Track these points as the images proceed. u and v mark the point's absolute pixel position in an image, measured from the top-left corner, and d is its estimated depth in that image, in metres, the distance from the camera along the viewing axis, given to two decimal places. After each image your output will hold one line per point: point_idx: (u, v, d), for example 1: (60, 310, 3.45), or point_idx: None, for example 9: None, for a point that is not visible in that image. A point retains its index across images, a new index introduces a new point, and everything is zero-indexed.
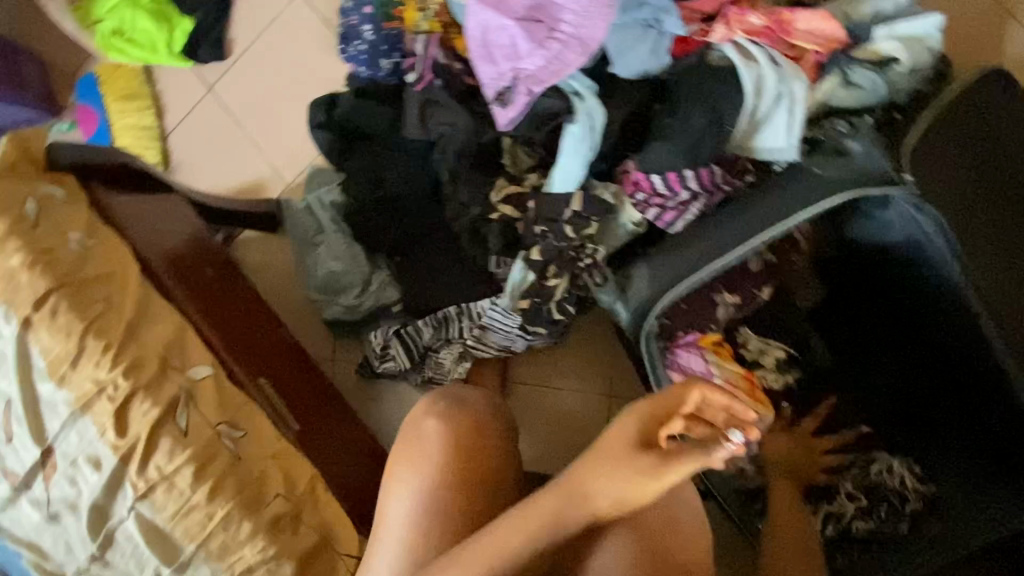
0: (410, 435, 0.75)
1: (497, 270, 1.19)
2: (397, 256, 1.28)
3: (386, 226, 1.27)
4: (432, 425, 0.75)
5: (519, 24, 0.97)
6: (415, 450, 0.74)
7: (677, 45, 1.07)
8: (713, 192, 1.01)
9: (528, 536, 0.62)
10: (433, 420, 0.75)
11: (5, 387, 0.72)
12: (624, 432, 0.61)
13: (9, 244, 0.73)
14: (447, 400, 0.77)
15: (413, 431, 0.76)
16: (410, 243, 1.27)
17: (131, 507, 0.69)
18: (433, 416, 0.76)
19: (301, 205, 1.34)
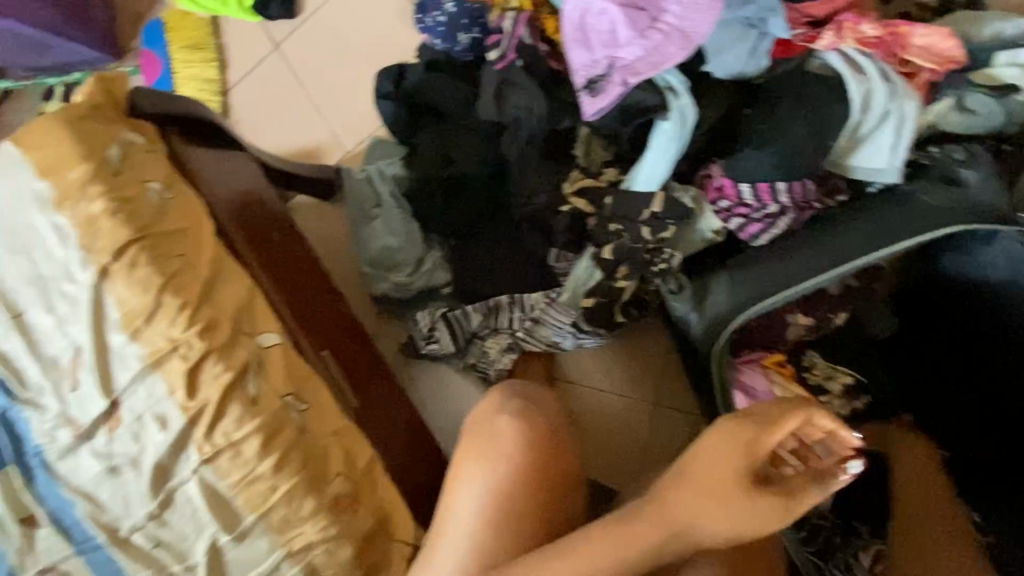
0: (483, 430, 0.74)
1: (555, 264, 1.17)
2: (453, 239, 1.26)
3: (446, 206, 1.23)
4: (506, 422, 0.73)
5: (622, 10, 0.92)
6: (488, 446, 0.73)
7: (779, 49, 1.01)
8: (804, 208, 0.95)
9: (618, 554, 0.67)
10: (506, 418, 0.74)
11: (77, 334, 0.71)
12: (730, 460, 0.69)
13: (93, 188, 0.71)
14: (520, 398, 0.76)
15: (487, 426, 0.74)
16: (469, 226, 1.24)
17: (195, 470, 0.68)
18: (505, 413, 0.74)
19: (360, 175, 1.31)
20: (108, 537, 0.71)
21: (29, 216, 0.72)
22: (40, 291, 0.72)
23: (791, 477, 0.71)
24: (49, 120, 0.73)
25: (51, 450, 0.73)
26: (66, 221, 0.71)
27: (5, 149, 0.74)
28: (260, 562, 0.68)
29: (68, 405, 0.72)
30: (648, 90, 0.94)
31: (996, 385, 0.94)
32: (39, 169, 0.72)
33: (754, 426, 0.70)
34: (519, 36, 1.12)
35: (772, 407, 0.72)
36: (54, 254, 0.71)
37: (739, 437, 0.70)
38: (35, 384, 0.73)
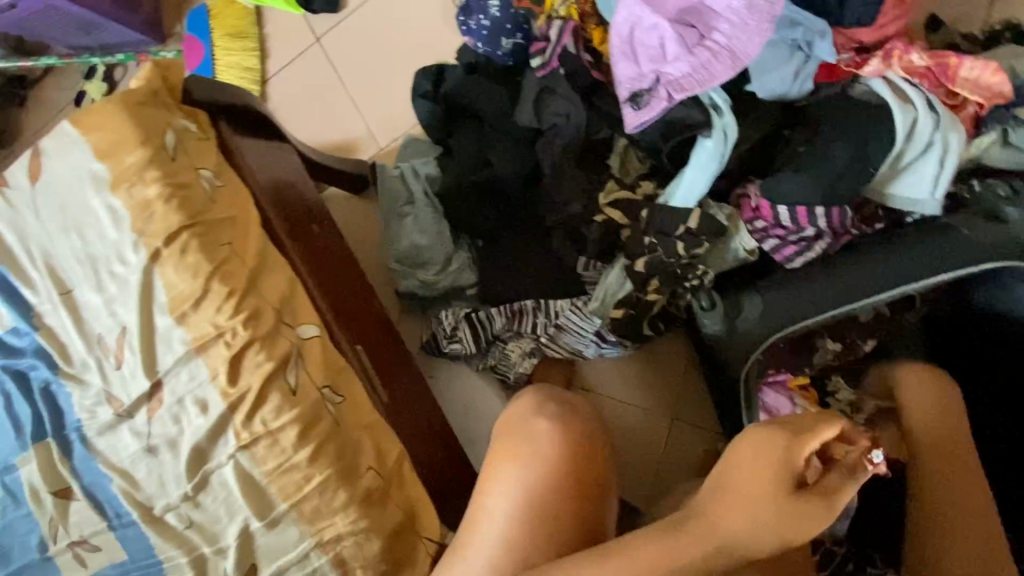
0: (520, 431, 0.75)
1: (584, 272, 1.17)
2: (481, 241, 1.27)
3: (477, 208, 1.24)
4: (544, 424, 0.75)
5: (672, 26, 0.93)
6: (524, 446, 0.74)
7: (824, 71, 1.02)
8: (840, 234, 0.96)
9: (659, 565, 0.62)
10: (545, 420, 0.76)
11: (125, 314, 0.72)
12: (762, 467, 0.68)
13: (149, 173, 0.72)
14: (558, 404, 0.79)
15: (523, 427, 0.76)
16: (498, 229, 1.25)
17: (232, 455, 0.69)
18: (542, 415, 0.76)
19: (393, 171, 1.32)
20: (141, 514, 0.72)
21: (84, 196, 0.74)
22: (90, 270, 0.74)
23: (830, 479, 0.72)
24: (107, 102, 0.74)
25: (90, 425, 0.74)
26: (121, 203, 0.72)
27: (63, 128, 0.75)
28: (289, 549, 0.69)
29: (110, 382, 0.73)
30: (692, 107, 0.95)
31: (1002, 398, 0.95)
32: (97, 151, 0.73)
33: (789, 433, 0.71)
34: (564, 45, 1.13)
35: (806, 419, 0.75)
36: (106, 234, 0.73)
37: (775, 442, 0.71)
38: (79, 361, 0.75)
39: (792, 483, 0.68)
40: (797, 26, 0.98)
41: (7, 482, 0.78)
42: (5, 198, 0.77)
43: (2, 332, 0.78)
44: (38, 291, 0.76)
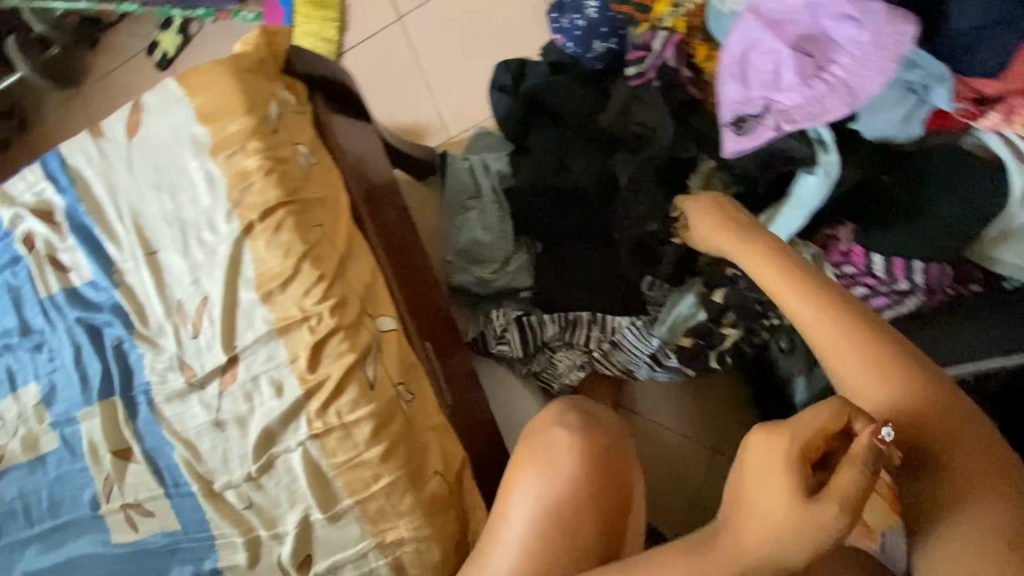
0: (539, 442, 0.71)
1: (648, 292, 1.14)
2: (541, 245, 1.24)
3: (545, 209, 1.19)
4: (561, 434, 0.69)
5: (789, 52, 0.88)
6: (544, 457, 0.69)
7: (934, 119, 0.95)
8: (935, 292, 0.94)
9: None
10: (562, 430, 0.70)
11: (209, 284, 0.71)
12: (774, 469, 0.50)
13: (251, 143, 0.70)
14: (581, 414, 0.73)
15: (542, 438, 0.70)
16: (563, 236, 1.20)
17: (302, 442, 0.68)
18: (562, 424, 0.71)
19: (463, 163, 1.30)
20: (200, 487, 0.71)
21: (181, 157, 0.72)
22: (179, 234, 0.72)
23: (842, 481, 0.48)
24: (216, 65, 0.72)
25: (159, 390, 0.73)
26: (219, 170, 0.71)
27: (167, 85, 0.73)
28: (348, 545, 0.68)
29: (185, 350, 0.72)
30: (796, 140, 0.92)
31: None
32: (201, 113, 0.72)
33: (792, 430, 0.51)
34: (663, 58, 1.10)
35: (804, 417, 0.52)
36: (200, 200, 0.71)
37: (778, 446, 0.51)
38: (156, 324, 0.73)
39: (802, 487, 0.49)
40: (916, 68, 0.89)
41: (67, 434, 0.78)
42: (99, 148, 0.76)
43: (83, 285, 0.77)
44: (122, 248, 0.74)
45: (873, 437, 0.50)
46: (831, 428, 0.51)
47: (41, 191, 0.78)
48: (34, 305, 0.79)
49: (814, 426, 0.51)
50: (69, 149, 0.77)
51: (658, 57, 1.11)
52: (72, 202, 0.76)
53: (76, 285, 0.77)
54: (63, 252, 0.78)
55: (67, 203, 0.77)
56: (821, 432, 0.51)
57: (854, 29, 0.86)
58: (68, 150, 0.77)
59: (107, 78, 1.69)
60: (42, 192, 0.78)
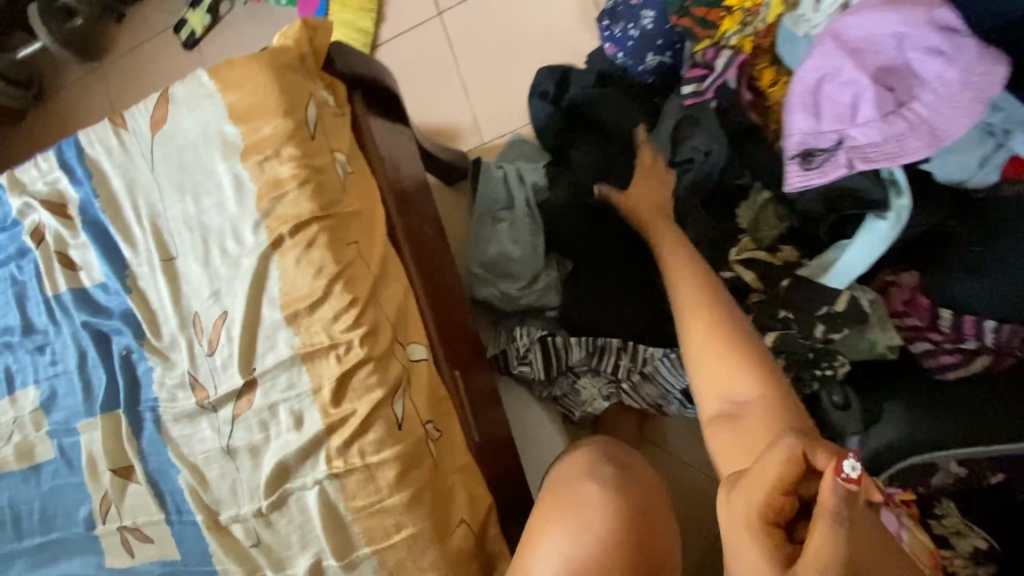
0: (567, 495, 0.65)
1: None
2: (570, 264, 1.19)
3: (578, 228, 1.13)
4: (592, 487, 0.65)
5: (870, 83, 0.80)
6: (571, 512, 0.63)
7: (1009, 165, 0.85)
8: (1008, 354, 0.84)
9: None
10: (595, 484, 0.65)
11: (230, 298, 0.65)
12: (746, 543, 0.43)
13: (285, 149, 0.64)
14: (612, 465, 0.67)
15: (570, 491, 0.65)
16: (596, 258, 1.14)
17: (320, 481, 0.62)
18: (593, 476, 0.66)
19: (498, 171, 1.22)
20: (205, 518, 0.65)
21: (209, 158, 0.66)
22: (201, 241, 0.66)
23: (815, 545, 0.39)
24: (253, 59, 0.66)
25: (167, 408, 0.67)
26: (249, 176, 0.65)
27: (198, 77, 0.67)
28: None
29: (198, 368, 0.66)
30: (868, 178, 0.86)
31: None
32: (234, 112, 0.66)
33: (756, 487, 0.45)
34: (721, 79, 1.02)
35: (761, 468, 0.45)
36: (227, 206, 0.66)
37: (737, 510, 0.45)
38: (169, 337, 0.68)
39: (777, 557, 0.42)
40: (997, 111, 0.81)
41: (65, 445, 0.72)
42: (121, 141, 0.70)
43: (92, 286, 0.71)
44: (138, 250, 0.69)
45: (835, 478, 0.39)
46: (792, 481, 0.44)
47: (55, 182, 0.72)
48: (39, 303, 0.73)
49: (766, 482, 0.44)
50: (88, 139, 0.71)
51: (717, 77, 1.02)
52: (88, 196, 0.71)
53: (86, 286, 0.71)
54: (74, 249, 0.72)
55: (82, 196, 0.71)
56: (774, 484, 0.44)
57: (942, 65, 0.78)
58: (87, 140, 0.72)
59: (131, 54, 1.64)
60: (56, 182, 0.72)
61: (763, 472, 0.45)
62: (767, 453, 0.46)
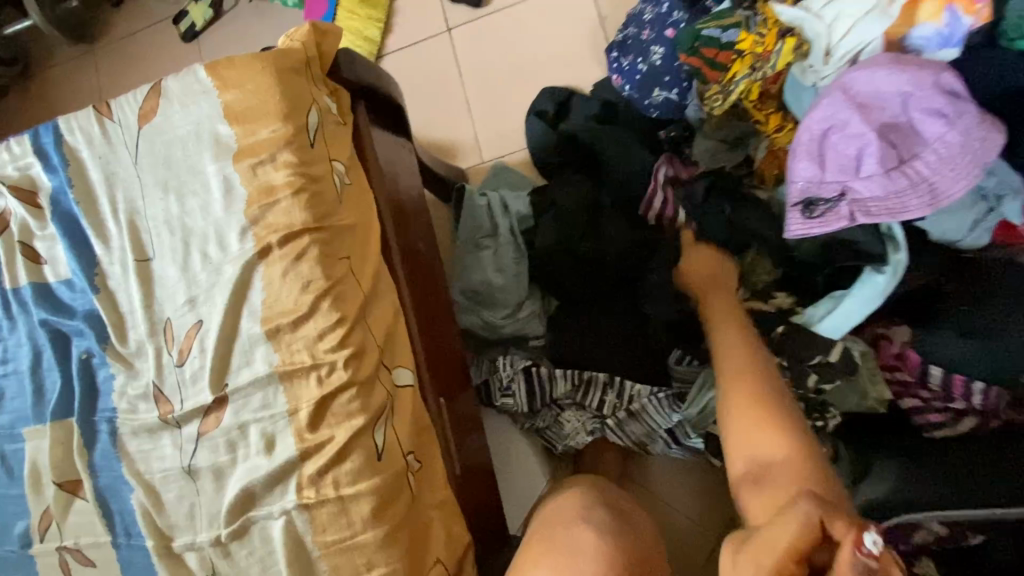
0: (559, 539, 0.60)
1: (675, 367, 1.05)
2: (554, 299, 1.17)
3: (559, 265, 1.11)
4: (586, 532, 0.60)
5: (874, 138, 0.80)
6: (564, 559, 0.58)
7: (1001, 230, 0.87)
8: (992, 416, 0.84)
9: None
10: (587, 528, 0.60)
11: (207, 307, 0.61)
12: None
13: (282, 154, 0.61)
14: (608, 510, 0.63)
15: (563, 535, 0.60)
16: (578, 289, 1.12)
17: (287, 511, 0.57)
18: (587, 521, 0.61)
19: (482, 199, 1.20)
20: (156, 544, 0.60)
21: (199, 157, 0.63)
22: (181, 243, 0.62)
23: None
24: (255, 59, 0.62)
25: (126, 420, 0.62)
26: (240, 180, 0.61)
27: (195, 72, 0.64)
28: None
29: (164, 379, 0.61)
30: (867, 231, 0.86)
31: None
32: (231, 111, 0.62)
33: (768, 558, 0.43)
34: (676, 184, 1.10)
35: (773, 538, 0.44)
36: (212, 209, 0.62)
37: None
38: (135, 343, 0.63)
39: None
40: (991, 175, 0.81)
41: (8, 452, 0.66)
42: (104, 131, 0.66)
43: (55, 282, 0.66)
44: (111, 247, 0.64)
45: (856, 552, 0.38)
46: (806, 550, 0.41)
47: (27, 167, 0.68)
48: None
49: (779, 549, 0.42)
50: (69, 125, 0.67)
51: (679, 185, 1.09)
52: (62, 185, 0.66)
53: (48, 281, 0.66)
54: (40, 241, 0.67)
55: (55, 185, 0.66)
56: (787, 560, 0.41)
57: (944, 127, 0.78)
58: (67, 126, 0.67)
59: (126, 40, 1.60)
60: (28, 167, 0.68)
61: (777, 537, 0.43)
62: (783, 519, 0.44)
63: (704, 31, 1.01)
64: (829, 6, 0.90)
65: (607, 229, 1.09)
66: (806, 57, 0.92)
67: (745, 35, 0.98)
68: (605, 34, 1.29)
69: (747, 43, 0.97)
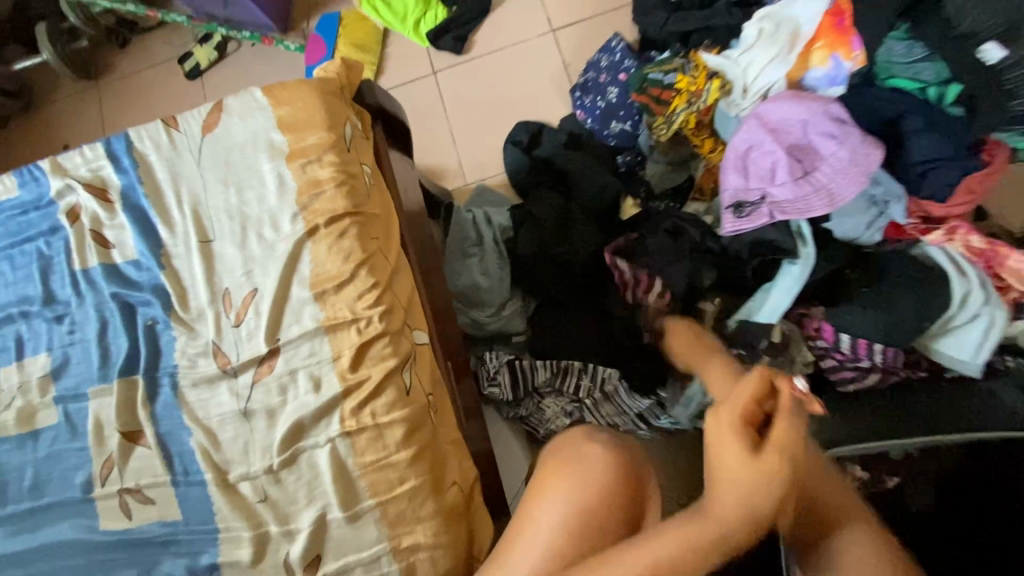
0: (567, 456, 0.68)
1: None
2: (531, 300, 1.33)
3: (536, 269, 1.28)
4: (597, 449, 0.67)
5: (785, 154, 1.03)
6: (575, 469, 0.66)
7: (891, 229, 1.10)
8: (890, 372, 1.04)
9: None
10: (596, 446, 0.68)
11: (262, 277, 0.74)
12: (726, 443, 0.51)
13: (326, 155, 0.77)
14: (608, 433, 0.71)
15: (572, 452, 0.68)
16: (551, 289, 1.28)
17: (332, 438, 0.70)
18: (595, 440, 0.69)
19: (467, 214, 1.36)
20: (214, 477, 0.71)
21: (256, 159, 0.78)
22: (239, 227, 0.76)
23: (778, 430, 0.51)
24: (304, 84, 0.79)
25: (186, 374, 0.74)
26: (292, 176, 0.76)
27: (252, 93, 0.80)
28: (363, 548, 0.68)
29: (223, 337, 0.74)
30: (783, 232, 1.07)
31: None
32: (283, 123, 0.78)
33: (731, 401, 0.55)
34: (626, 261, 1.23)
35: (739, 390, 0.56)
36: (267, 200, 0.76)
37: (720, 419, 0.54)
38: (196, 309, 0.75)
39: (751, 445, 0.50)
40: (878, 185, 1.04)
41: (71, 411, 0.75)
42: (172, 138, 0.80)
43: (124, 263, 0.78)
44: (175, 232, 0.77)
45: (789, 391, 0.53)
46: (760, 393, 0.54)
47: (99, 169, 0.81)
48: (64, 276, 0.79)
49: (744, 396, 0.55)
50: (139, 135, 0.81)
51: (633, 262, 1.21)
52: (132, 182, 0.79)
53: (116, 262, 0.78)
54: (109, 229, 0.79)
55: (126, 183, 0.79)
56: (750, 400, 0.54)
57: (835, 145, 1.01)
58: (137, 135, 0.81)
59: (131, 78, 1.73)
60: (100, 169, 0.81)
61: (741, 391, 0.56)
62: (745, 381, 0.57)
63: (650, 75, 1.26)
64: (745, 53, 1.15)
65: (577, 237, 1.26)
66: (728, 95, 1.17)
67: (682, 77, 1.23)
68: (569, 75, 1.51)
69: (683, 83, 1.22)
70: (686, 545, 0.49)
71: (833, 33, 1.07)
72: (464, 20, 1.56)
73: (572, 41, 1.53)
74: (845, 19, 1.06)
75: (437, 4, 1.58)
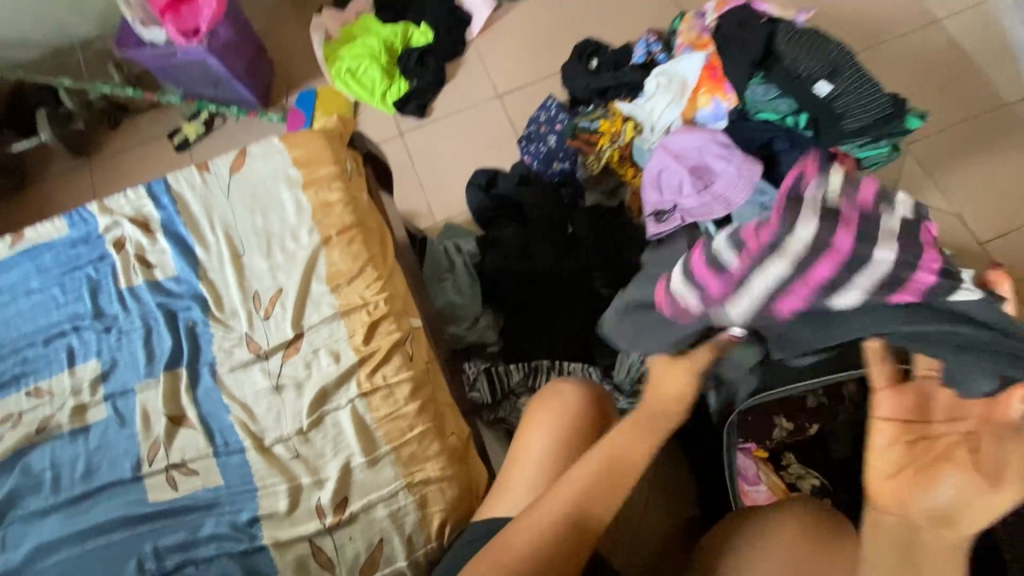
0: (548, 394, 0.89)
1: (598, 354, 1.40)
2: (501, 314, 1.52)
3: (503, 285, 1.49)
4: (569, 387, 0.89)
5: (687, 173, 1.32)
6: (553, 404, 0.87)
7: None
8: None
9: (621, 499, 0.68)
10: (569, 385, 0.90)
11: (285, 279, 0.92)
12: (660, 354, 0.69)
13: (334, 183, 0.98)
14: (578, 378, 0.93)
15: (551, 391, 0.89)
16: (517, 301, 1.49)
17: (352, 400, 0.86)
18: (568, 381, 0.90)
19: (440, 246, 1.57)
20: (252, 442, 0.85)
21: (276, 190, 0.98)
22: (265, 242, 0.95)
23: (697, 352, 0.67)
24: (313, 133, 1.01)
25: (224, 361, 0.89)
26: (307, 201, 0.97)
27: (271, 142, 1.01)
28: (381, 487, 0.82)
29: (254, 329, 0.90)
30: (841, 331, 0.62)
31: None
32: (297, 162, 0.99)
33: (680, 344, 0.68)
34: (828, 278, 0.52)
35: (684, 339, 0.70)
36: (287, 219, 0.96)
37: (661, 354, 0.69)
38: (230, 309, 0.92)
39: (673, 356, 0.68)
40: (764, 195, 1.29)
41: (119, 406, 0.88)
42: (204, 179, 1.00)
43: (166, 279, 0.95)
44: (210, 250, 0.95)
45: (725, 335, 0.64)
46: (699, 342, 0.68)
47: (141, 207, 0.99)
48: (111, 294, 0.94)
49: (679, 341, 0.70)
50: (176, 179, 1.00)
51: (827, 249, 0.52)
52: (171, 216, 0.97)
53: (159, 279, 0.95)
54: (152, 253, 0.96)
55: (165, 216, 0.98)
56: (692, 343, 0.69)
57: (725, 164, 1.31)
58: (174, 179, 1.00)
59: (119, 153, 1.89)
60: (142, 208, 0.99)
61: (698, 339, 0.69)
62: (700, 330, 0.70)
63: (580, 124, 1.57)
64: (648, 101, 1.49)
65: (535, 255, 1.48)
66: (640, 133, 1.50)
67: (604, 122, 1.54)
68: (515, 129, 1.80)
69: (605, 126, 1.53)
70: (601, 471, 0.68)
71: (710, 82, 1.42)
72: (424, 90, 1.85)
73: (516, 102, 1.84)
74: (718, 72, 1.42)
75: (400, 78, 1.88)
